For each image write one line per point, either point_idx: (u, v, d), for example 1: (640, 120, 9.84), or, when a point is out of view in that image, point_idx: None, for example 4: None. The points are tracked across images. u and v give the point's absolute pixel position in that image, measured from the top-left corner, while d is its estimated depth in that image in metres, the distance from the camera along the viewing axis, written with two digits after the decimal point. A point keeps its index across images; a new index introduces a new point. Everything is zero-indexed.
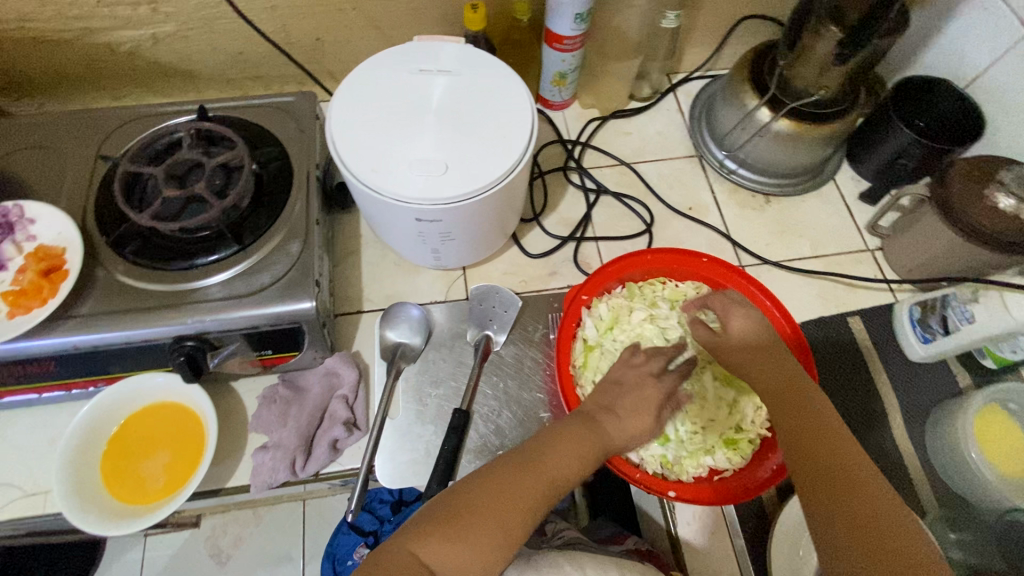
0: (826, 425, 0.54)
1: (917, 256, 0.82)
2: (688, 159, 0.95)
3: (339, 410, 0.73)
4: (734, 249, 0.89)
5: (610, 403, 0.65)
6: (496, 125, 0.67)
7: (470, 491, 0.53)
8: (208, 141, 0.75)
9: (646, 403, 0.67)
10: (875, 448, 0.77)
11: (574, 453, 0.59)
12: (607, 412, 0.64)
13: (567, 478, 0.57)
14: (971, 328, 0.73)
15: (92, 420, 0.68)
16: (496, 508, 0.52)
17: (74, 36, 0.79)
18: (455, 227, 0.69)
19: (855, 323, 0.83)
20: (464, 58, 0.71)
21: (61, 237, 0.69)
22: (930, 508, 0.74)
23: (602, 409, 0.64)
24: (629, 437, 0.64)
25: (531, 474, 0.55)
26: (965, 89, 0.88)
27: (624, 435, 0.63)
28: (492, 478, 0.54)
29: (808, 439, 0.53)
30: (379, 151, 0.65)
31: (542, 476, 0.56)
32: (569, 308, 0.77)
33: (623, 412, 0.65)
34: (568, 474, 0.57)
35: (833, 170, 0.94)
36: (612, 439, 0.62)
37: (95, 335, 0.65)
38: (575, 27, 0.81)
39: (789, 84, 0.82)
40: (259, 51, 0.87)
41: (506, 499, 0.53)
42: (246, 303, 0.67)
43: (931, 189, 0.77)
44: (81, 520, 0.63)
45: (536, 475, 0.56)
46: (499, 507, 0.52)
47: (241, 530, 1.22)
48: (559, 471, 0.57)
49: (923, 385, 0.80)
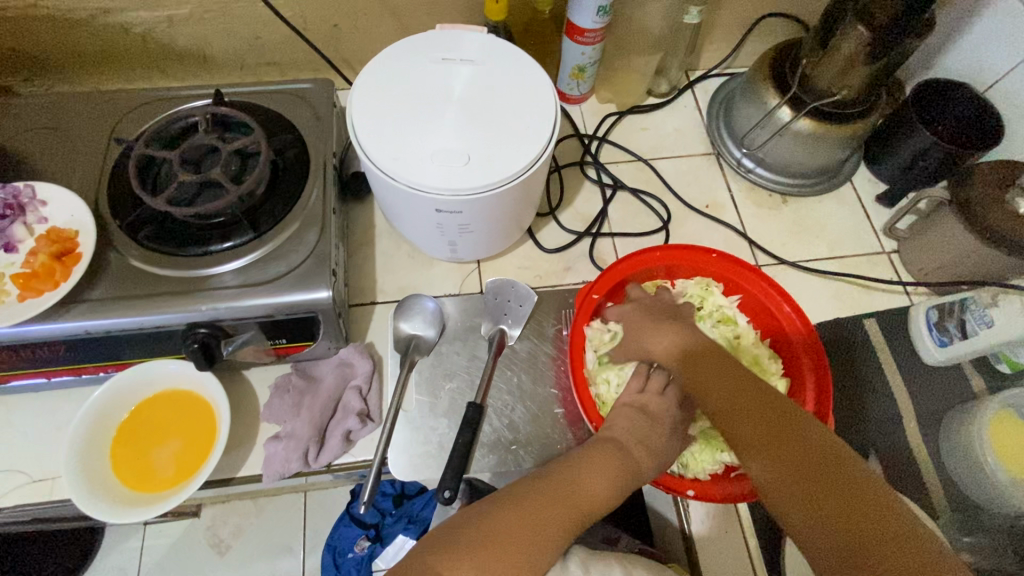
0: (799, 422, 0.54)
1: (934, 260, 0.81)
2: (704, 157, 0.95)
3: (353, 401, 0.72)
4: (751, 249, 0.88)
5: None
6: (518, 117, 0.66)
7: (491, 516, 0.52)
8: (223, 126, 0.74)
9: (667, 431, 0.67)
10: (888, 451, 0.77)
11: (605, 481, 0.59)
12: (638, 445, 0.63)
13: (596, 507, 0.57)
14: (989, 332, 0.74)
15: (102, 406, 0.67)
16: (521, 531, 0.51)
17: (88, 15, 0.78)
18: (474, 219, 0.68)
19: (870, 325, 0.83)
20: (488, 48, 0.70)
21: (73, 221, 0.68)
22: (943, 511, 0.74)
23: None
24: (654, 471, 0.64)
25: (562, 498, 0.56)
26: (986, 93, 0.88)
27: (650, 464, 0.63)
28: (513, 503, 0.54)
29: (772, 441, 0.53)
30: (400, 140, 0.64)
31: (573, 504, 0.56)
32: (581, 306, 0.75)
33: (648, 445, 0.64)
34: (598, 503, 0.58)
35: (850, 172, 0.93)
36: (641, 467, 0.62)
37: (108, 321, 0.64)
38: (597, 19, 0.81)
39: (811, 84, 0.81)
40: (276, 36, 0.86)
41: (531, 522, 0.52)
42: (262, 291, 0.66)
43: (951, 193, 0.76)
44: (90, 507, 0.62)
45: (568, 502, 0.56)
46: (525, 531, 0.52)
47: (242, 521, 1.21)
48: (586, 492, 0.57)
49: (937, 389, 0.80)
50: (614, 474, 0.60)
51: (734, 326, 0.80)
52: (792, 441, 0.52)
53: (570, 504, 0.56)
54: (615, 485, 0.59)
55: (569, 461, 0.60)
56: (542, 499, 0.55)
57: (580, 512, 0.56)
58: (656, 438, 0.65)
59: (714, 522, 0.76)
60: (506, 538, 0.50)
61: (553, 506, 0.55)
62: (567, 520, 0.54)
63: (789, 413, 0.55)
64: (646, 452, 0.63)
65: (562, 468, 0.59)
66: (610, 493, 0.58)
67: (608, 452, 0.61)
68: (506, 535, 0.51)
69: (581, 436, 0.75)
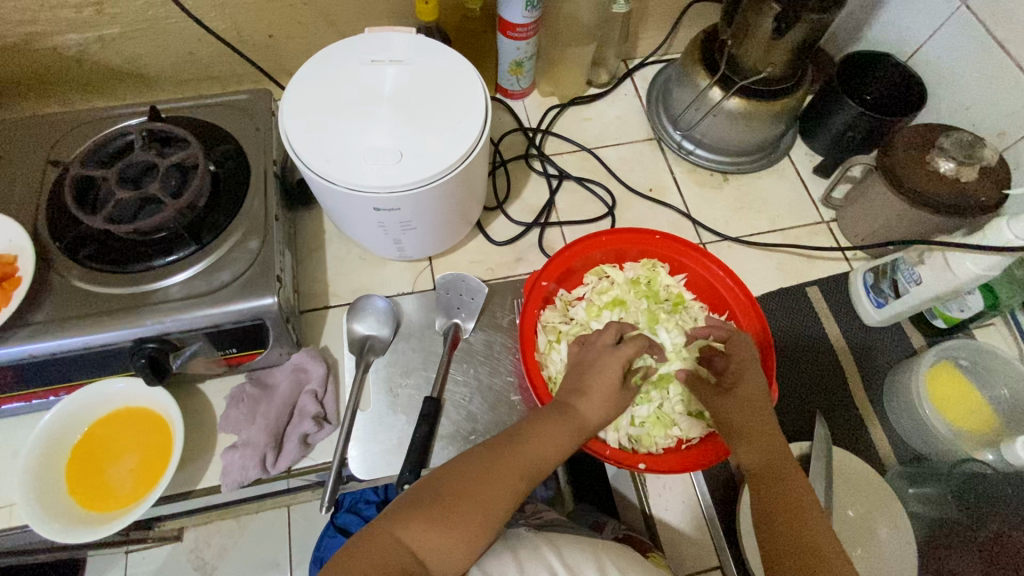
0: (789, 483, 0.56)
1: (867, 225, 0.85)
2: (647, 142, 0.97)
3: (309, 405, 0.73)
4: (695, 228, 0.90)
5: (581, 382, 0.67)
6: (448, 114, 0.67)
7: (452, 478, 0.55)
8: (161, 142, 0.74)
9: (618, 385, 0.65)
10: (837, 414, 0.80)
11: (555, 443, 0.60)
12: (578, 395, 0.64)
13: (547, 461, 0.60)
14: (918, 290, 0.76)
15: (53, 430, 0.67)
16: (475, 493, 0.54)
17: (17, 42, 0.78)
18: (415, 215, 0.69)
19: (813, 292, 0.86)
20: (416, 47, 0.72)
21: (12, 245, 0.68)
22: (890, 466, 0.78)
23: (571, 392, 0.65)
24: (604, 417, 0.65)
25: (517, 458, 0.58)
26: (908, 62, 0.91)
27: (599, 413, 0.64)
28: (471, 467, 0.56)
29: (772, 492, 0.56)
30: (334, 142, 0.65)
31: (524, 464, 0.58)
32: (531, 294, 0.76)
33: (594, 398, 0.64)
34: (547, 464, 0.60)
35: (787, 146, 0.96)
36: (583, 417, 0.63)
37: (51, 342, 0.64)
38: (526, 14, 0.82)
39: (737, 63, 0.84)
40: (212, 50, 0.86)
41: (484, 487, 0.55)
42: (206, 301, 0.66)
43: (877, 159, 0.79)
44: (45, 529, 0.61)
45: (519, 461, 0.58)
46: (479, 494, 0.54)
47: (225, 540, 1.20)
48: (534, 457, 0.59)
49: (880, 348, 0.83)
50: (563, 433, 0.61)
51: (685, 306, 0.81)
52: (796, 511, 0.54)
53: (523, 464, 0.58)
54: (564, 443, 0.61)
55: (521, 424, 0.62)
56: (495, 461, 0.57)
57: (529, 471, 0.58)
58: (609, 394, 0.65)
59: (675, 495, 0.78)
60: (463, 502, 0.53)
61: (507, 470, 0.57)
62: (519, 479, 0.57)
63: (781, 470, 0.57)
64: (592, 404, 0.64)
65: (515, 428, 0.62)
66: (559, 451, 0.60)
67: (555, 414, 0.62)
68: (464, 496, 0.54)
69: None
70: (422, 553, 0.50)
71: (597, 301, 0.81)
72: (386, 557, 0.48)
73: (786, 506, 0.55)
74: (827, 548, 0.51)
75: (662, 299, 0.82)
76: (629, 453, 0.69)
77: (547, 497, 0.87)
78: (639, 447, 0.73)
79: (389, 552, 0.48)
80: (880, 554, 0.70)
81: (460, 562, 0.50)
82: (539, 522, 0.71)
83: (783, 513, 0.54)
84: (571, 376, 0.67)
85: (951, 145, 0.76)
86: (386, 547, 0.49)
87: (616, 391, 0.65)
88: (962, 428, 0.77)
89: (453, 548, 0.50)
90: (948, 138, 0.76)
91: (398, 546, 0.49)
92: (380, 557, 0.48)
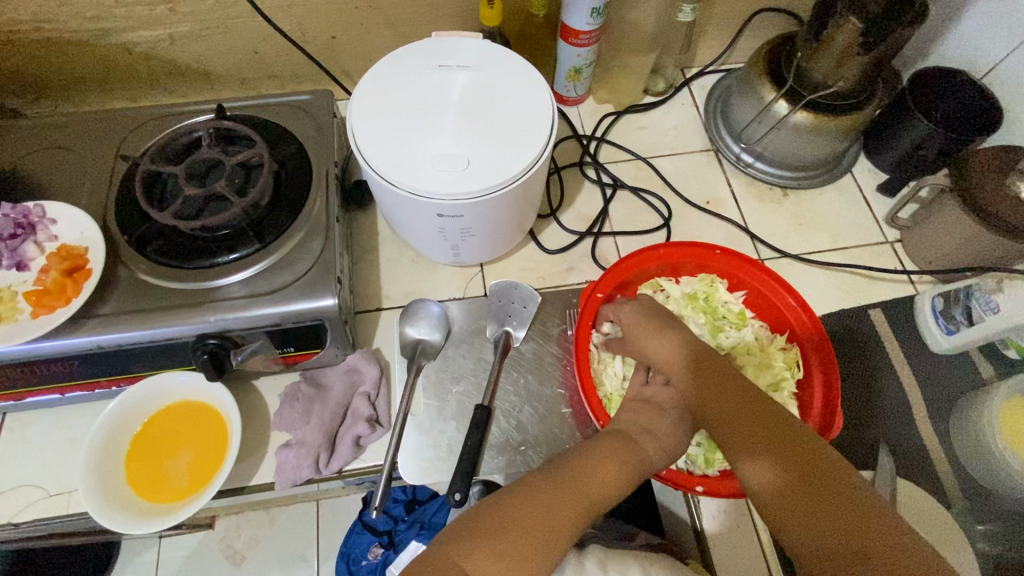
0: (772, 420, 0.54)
1: (935, 249, 0.82)
2: (703, 153, 0.95)
3: (362, 407, 0.73)
4: (753, 243, 0.88)
5: None
6: (515, 122, 0.67)
7: (513, 507, 0.51)
8: (226, 140, 0.75)
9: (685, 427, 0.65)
10: (898, 443, 0.76)
11: (618, 476, 0.57)
12: (646, 433, 0.63)
13: (613, 496, 0.56)
14: (996, 318, 0.74)
15: (115, 421, 0.68)
16: (538, 526, 0.50)
17: (91, 37, 0.79)
18: (476, 222, 0.69)
19: (877, 316, 0.82)
20: (483, 54, 0.71)
21: (83, 238, 0.69)
22: (956, 500, 0.74)
23: (641, 430, 0.63)
24: (667, 460, 0.63)
25: (575, 487, 0.54)
26: (982, 80, 0.88)
27: (664, 457, 0.62)
28: (532, 496, 0.53)
29: (757, 437, 0.53)
30: (401, 147, 0.65)
31: (582, 495, 0.54)
32: (586, 306, 0.75)
33: (659, 437, 0.63)
34: (607, 496, 0.56)
35: (850, 163, 0.93)
36: (649, 458, 0.61)
37: (119, 334, 0.65)
38: (591, 21, 0.81)
39: (806, 76, 0.81)
40: (274, 50, 0.87)
41: (546, 516, 0.51)
42: (269, 301, 0.67)
43: (950, 178, 0.77)
44: (106, 519, 0.62)
45: (585, 492, 0.54)
46: (540, 525, 0.50)
47: (255, 532, 1.21)
48: (600, 488, 0.55)
49: (946, 377, 0.80)
50: (623, 464, 0.58)
51: (744, 324, 0.79)
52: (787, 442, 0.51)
53: (580, 496, 0.54)
54: (626, 478, 0.58)
55: (580, 453, 0.59)
56: (555, 489, 0.54)
57: (593, 505, 0.54)
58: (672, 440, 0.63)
59: (726, 517, 0.76)
60: (526, 533, 0.49)
61: (572, 500, 0.53)
62: (577, 511, 0.53)
63: (753, 405, 0.55)
64: (656, 443, 0.62)
65: (574, 458, 0.58)
66: (621, 486, 0.57)
67: (619, 445, 0.60)
68: (526, 527, 0.50)
69: (589, 435, 0.75)
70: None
71: None
72: None
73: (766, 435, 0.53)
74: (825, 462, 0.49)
75: (721, 316, 0.80)
76: (685, 475, 0.68)
77: None
78: (695, 470, 0.72)
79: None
80: None
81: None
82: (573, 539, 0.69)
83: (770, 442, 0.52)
84: (637, 413, 0.65)
85: None
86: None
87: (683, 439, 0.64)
88: None
89: None
90: None
91: None
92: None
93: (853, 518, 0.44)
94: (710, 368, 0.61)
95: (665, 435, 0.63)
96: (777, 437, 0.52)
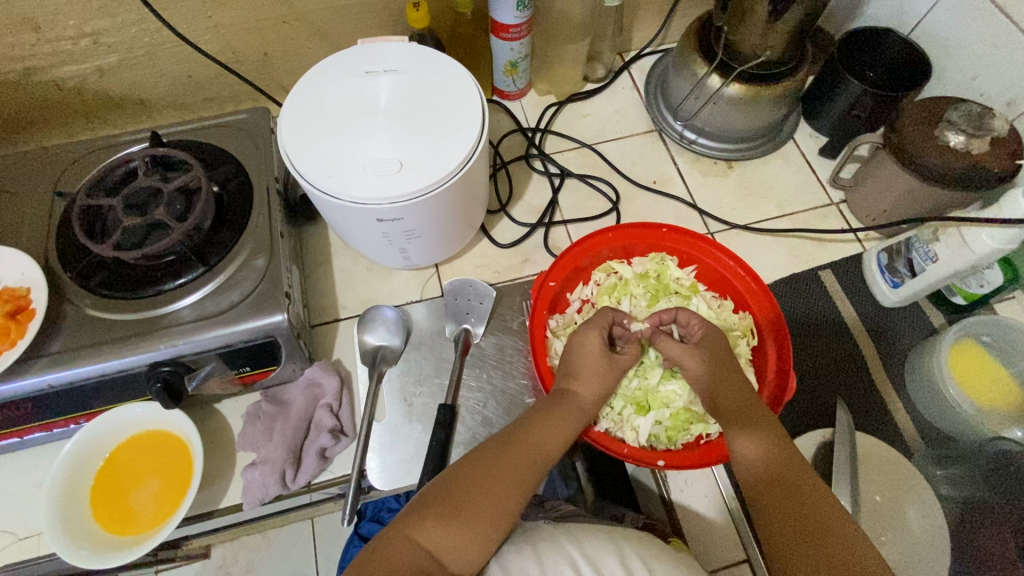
0: (783, 450, 0.58)
1: (877, 204, 0.84)
2: (647, 135, 0.96)
3: (325, 419, 0.74)
4: (702, 218, 0.89)
5: (570, 366, 0.69)
6: (443, 120, 0.67)
7: (458, 478, 0.55)
8: (163, 166, 0.74)
9: (604, 354, 0.69)
10: (852, 399, 0.79)
11: (557, 431, 0.63)
12: (573, 380, 0.67)
13: (555, 452, 0.62)
14: (935, 267, 0.74)
15: (75, 458, 0.68)
16: (480, 491, 0.54)
17: (19, 77, 0.79)
18: (419, 224, 0.70)
19: (826, 276, 0.85)
20: (407, 56, 0.72)
21: (24, 278, 0.68)
22: (916, 449, 0.77)
23: (567, 377, 0.68)
24: (598, 395, 0.68)
25: (520, 451, 0.59)
26: (910, 36, 0.90)
27: (594, 394, 0.67)
28: (469, 465, 0.57)
29: (765, 454, 0.58)
30: (335, 156, 0.65)
31: (528, 456, 0.59)
32: (539, 296, 0.76)
33: (587, 378, 0.67)
34: (552, 453, 0.61)
35: (791, 130, 0.94)
36: (581, 398, 0.66)
37: (69, 371, 0.64)
38: (518, 14, 0.82)
39: (735, 49, 0.82)
40: (208, 72, 0.87)
41: (486, 480, 0.55)
42: (216, 322, 0.66)
43: (884, 136, 0.78)
44: (72, 555, 0.62)
45: (524, 454, 0.59)
46: (490, 490, 0.55)
47: (252, 556, 1.10)
48: (538, 444, 0.61)
49: (897, 331, 0.83)
50: (563, 422, 0.64)
51: (697, 296, 0.80)
52: (788, 471, 0.56)
53: (520, 459, 0.59)
54: (566, 429, 0.63)
55: (520, 418, 0.64)
56: (491, 455, 0.58)
57: (535, 460, 0.59)
58: (596, 368, 0.68)
59: (698, 488, 0.77)
60: (473, 500, 0.53)
61: (510, 459, 0.58)
62: (516, 474, 0.57)
63: (763, 422, 0.60)
64: (583, 383, 0.67)
65: (514, 423, 0.63)
66: (560, 439, 0.63)
67: (556, 402, 0.65)
68: (469, 495, 0.54)
69: None
70: (438, 552, 0.50)
71: (600, 299, 0.80)
72: (403, 559, 0.48)
73: (776, 461, 0.57)
74: (818, 499, 0.54)
75: (673, 291, 0.80)
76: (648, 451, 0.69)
77: (568, 496, 0.84)
78: (658, 445, 0.73)
79: (404, 555, 0.48)
80: (908, 539, 0.69)
81: (478, 554, 0.51)
82: (556, 515, 0.73)
83: (775, 467, 0.56)
84: (565, 361, 0.70)
85: (961, 117, 0.74)
86: (401, 550, 0.48)
87: (609, 363, 0.69)
88: (988, 406, 0.75)
89: (466, 543, 0.51)
90: (958, 110, 0.75)
91: (412, 546, 0.49)
92: (397, 558, 0.48)
93: (831, 552, 0.50)
94: (736, 376, 0.65)
95: (588, 377, 0.68)
96: (782, 459, 0.57)
